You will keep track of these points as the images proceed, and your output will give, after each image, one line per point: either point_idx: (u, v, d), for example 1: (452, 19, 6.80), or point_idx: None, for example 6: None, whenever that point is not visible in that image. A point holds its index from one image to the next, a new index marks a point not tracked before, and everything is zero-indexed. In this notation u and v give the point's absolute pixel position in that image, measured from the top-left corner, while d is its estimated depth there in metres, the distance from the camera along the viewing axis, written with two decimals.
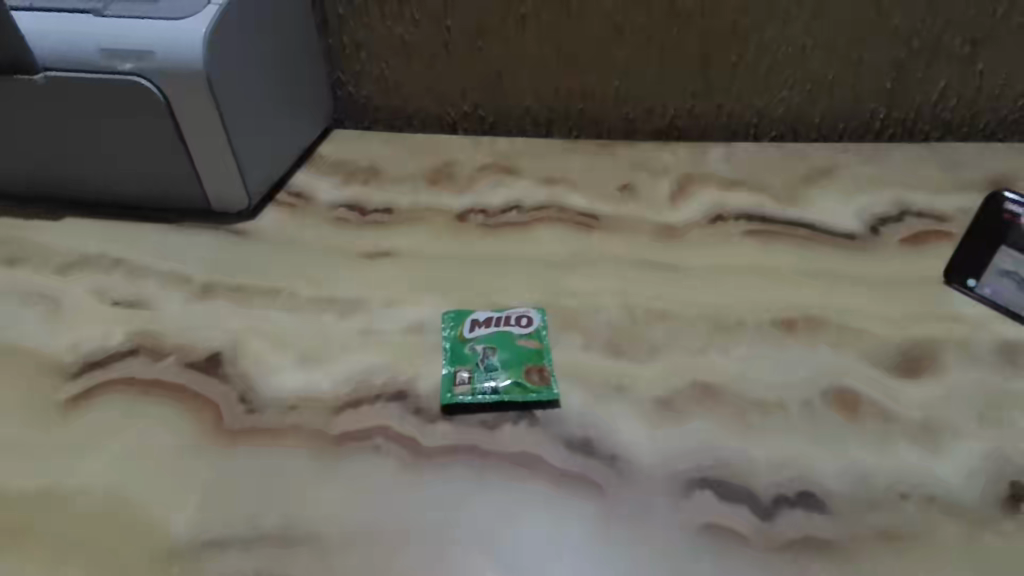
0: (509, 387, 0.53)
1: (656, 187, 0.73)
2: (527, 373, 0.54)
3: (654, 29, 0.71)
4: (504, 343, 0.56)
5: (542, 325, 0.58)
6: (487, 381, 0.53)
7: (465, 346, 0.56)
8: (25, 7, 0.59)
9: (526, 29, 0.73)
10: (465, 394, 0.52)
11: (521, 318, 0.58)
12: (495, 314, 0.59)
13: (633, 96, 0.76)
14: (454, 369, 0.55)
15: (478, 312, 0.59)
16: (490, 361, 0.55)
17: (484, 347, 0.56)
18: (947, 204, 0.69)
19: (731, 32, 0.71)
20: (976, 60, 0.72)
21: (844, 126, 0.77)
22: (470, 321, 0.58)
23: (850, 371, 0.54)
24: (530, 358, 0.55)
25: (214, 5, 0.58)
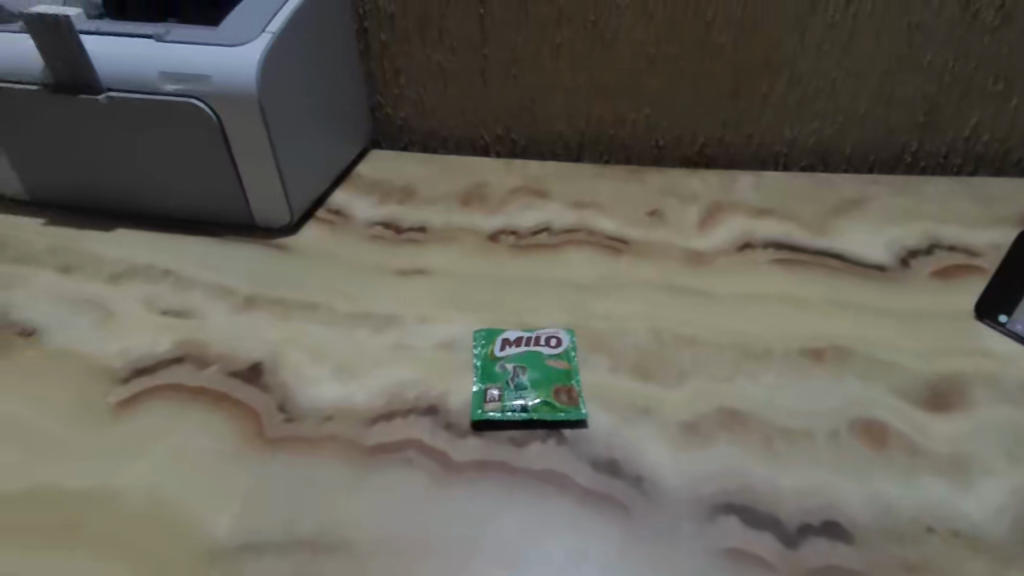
0: (538, 406, 0.54)
1: (684, 214, 0.74)
2: (556, 393, 0.55)
3: (686, 59, 0.73)
4: (533, 363, 0.58)
5: (571, 345, 0.59)
6: (516, 400, 0.55)
7: (495, 365, 0.58)
8: (91, 32, 0.63)
9: (560, 58, 0.75)
10: (495, 411, 0.54)
11: (550, 339, 0.60)
12: (525, 333, 0.60)
13: (664, 124, 0.78)
14: (484, 386, 0.56)
15: (508, 331, 0.61)
16: (520, 380, 0.56)
17: (514, 366, 0.57)
18: (979, 238, 0.69)
19: (764, 65, 0.72)
20: (1010, 96, 0.72)
21: (875, 157, 0.78)
22: (501, 339, 0.60)
23: (879, 404, 0.54)
24: (559, 378, 0.56)
25: (268, 32, 0.61)
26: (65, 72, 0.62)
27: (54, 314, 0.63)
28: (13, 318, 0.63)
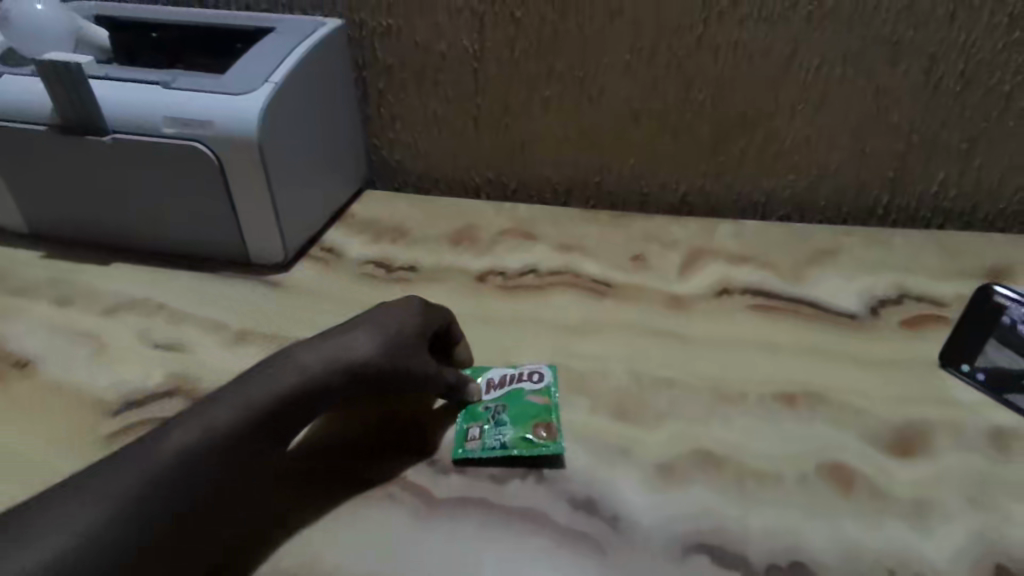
0: (516, 442, 0.56)
1: (665, 259, 0.77)
2: (535, 430, 0.57)
3: (667, 114, 0.77)
4: (515, 400, 0.59)
5: (552, 382, 0.61)
6: (496, 436, 0.56)
7: (479, 405, 0.59)
8: (100, 77, 0.66)
9: (548, 110, 0.79)
10: (476, 448, 0.55)
11: (533, 375, 0.61)
12: (509, 371, 0.62)
13: (648, 172, 0.81)
14: (467, 425, 0.58)
15: (493, 370, 0.63)
16: (501, 417, 0.58)
17: (496, 405, 0.59)
18: (945, 289, 0.72)
19: (741, 121, 0.76)
20: (974, 156, 0.75)
21: (848, 209, 0.81)
22: (485, 379, 0.61)
23: (847, 449, 0.57)
24: (539, 415, 0.58)
25: (270, 83, 0.64)
26: (71, 113, 0.65)
27: (48, 345, 0.65)
28: (9, 348, 0.65)
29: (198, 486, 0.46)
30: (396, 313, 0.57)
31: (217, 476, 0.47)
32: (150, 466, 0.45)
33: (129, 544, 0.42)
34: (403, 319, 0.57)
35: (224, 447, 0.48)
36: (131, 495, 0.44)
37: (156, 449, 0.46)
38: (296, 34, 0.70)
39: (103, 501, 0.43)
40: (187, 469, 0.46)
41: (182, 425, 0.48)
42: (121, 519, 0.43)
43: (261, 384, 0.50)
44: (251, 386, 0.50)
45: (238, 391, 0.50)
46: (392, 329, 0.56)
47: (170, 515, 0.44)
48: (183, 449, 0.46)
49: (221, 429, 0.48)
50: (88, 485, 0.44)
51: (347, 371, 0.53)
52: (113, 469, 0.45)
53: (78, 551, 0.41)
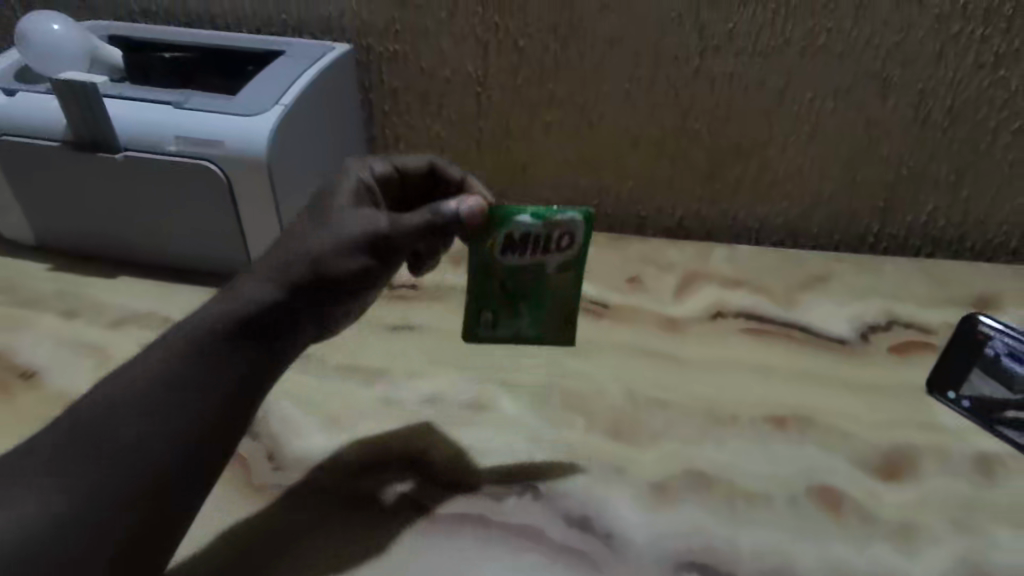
0: (529, 330, 0.57)
1: (661, 282, 0.79)
2: (552, 320, 0.57)
3: (665, 140, 0.79)
4: (536, 281, 0.55)
5: (582, 250, 0.54)
6: (509, 323, 0.57)
7: (495, 282, 0.55)
8: (115, 96, 0.68)
9: (550, 134, 0.81)
10: (486, 333, 0.57)
11: (562, 243, 0.53)
12: (534, 233, 0.53)
13: (645, 197, 0.84)
14: (480, 303, 0.56)
15: (515, 226, 0.53)
16: (517, 304, 0.56)
17: (515, 284, 0.55)
18: (934, 317, 0.74)
19: (737, 150, 0.78)
20: (961, 188, 0.77)
21: (840, 237, 0.83)
22: (502, 243, 0.53)
23: (835, 472, 0.58)
24: (558, 299, 0.56)
25: (281, 105, 0.66)
26: (85, 131, 0.67)
27: (54, 356, 0.66)
28: (16, 359, 0.66)
29: (128, 461, 0.45)
30: (345, 191, 0.55)
31: (151, 450, 0.46)
32: (80, 442, 0.45)
33: (62, 531, 0.43)
34: (355, 193, 0.55)
35: (154, 416, 0.47)
36: (61, 479, 0.44)
37: (85, 424, 0.46)
38: (307, 59, 0.72)
39: (35, 488, 0.44)
40: (115, 443, 0.45)
41: (110, 397, 0.47)
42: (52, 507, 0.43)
43: (192, 327, 0.49)
44: (180, 336, 0.49)
45: (172, 341, 0.49)
46: (338, 218, 0.52)
47: (103, 497, 0.44)
48: (112, 420, 0.46)
49: (149, 397, 0.47)
50: (21, 466, 0.45)
51: (289, 284, 0.50)
52: (46, 449, 0.45)
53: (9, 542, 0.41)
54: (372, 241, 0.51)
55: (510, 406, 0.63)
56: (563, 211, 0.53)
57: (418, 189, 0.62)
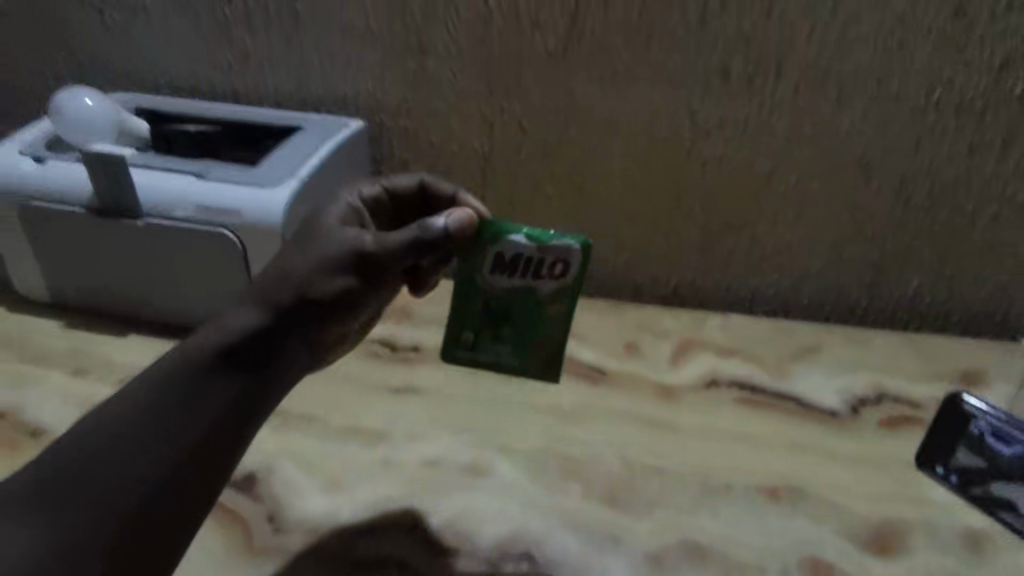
0: (506, 357, 0.60)
1: (657, 349, 0.81)
2: (533, 351, 0.60)
3: (659, 215, 0.82)
4: (521, 307, 0.59)
5: (570, 283, 0.58)
6: (488, 347, 0.61)
7: (482, 301, 0.59)
8: (140, 167, 0.72)
9: (550, 207, 0.83)
10: (465, 354, 0.61)
11: (552, 270, 0.57)
12: (524, 258, 0.57)
13: (641, 266, 0.86)
14: (464, 321, 0.60)
15: (506, 247, 0.57)
16: (500, 329, 0.60)
17: (499, 307, 0.59)
18: (921, 391, 0.76)
19: (729, 226, 0.81)
20: (946, 267, 0.80)
21: (830, 309, 0.85)
22: (493, 263, 0.58)
23: (827, 545, 0.59)
24: (539, 331, 0.59)
25: (297, 179, 0.70)
26: (109, 198, 0.70)
27: (63, 415, 0.68)
28: (25, 417, 0.67)
29: (105, 491, 0.45)
30: (332, 215, 0.59)
31: (124, 489, 0.46)
32: (60, 475, 0.46)
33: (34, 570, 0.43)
34: (343, 217, 0.60)
35: (130, 451, 0.47)
36: (40, 515, 0.45)
37: (67, 455, 0.46)
38: (323, 134, 0.76)
39: (17, 524, 0.44)
40: (92, 479, 0.46)
41: (92, 431, 0.47)
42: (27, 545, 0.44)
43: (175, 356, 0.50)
44: (164, 365, 0.50)
45: (155, 370, 0.50)
46: (326, 238, 0.55)
47: (76, 535, 0.44)
48: (90, 453, 0.46)
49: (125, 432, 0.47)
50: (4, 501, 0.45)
51: (274, 305, 0.53)
52: (28, 484, 0.46)
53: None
54: (355, 257, 0.54)
55: (507, 471, 0.65)
56: (559, 237, 0.57)
57: (412, 210, 0.65)
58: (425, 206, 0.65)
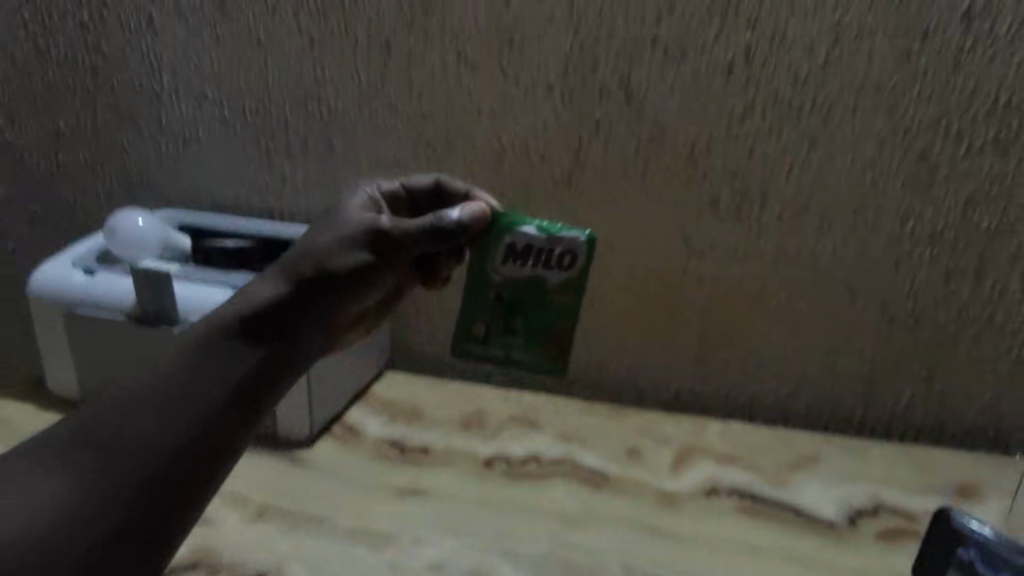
0: (517, 350, 0.62)
1: (658, 456, 0.83)
2: (544, 345, 0.61)
3: (658, 326, 0.86)
4: (532, 299, 0.60)
5: (579, 272, 0.60)
6: (499, 339, 0.62)
7: (493, 292, 0.61)
8: (181, 277, 0.78)
9: None
10: (477, 347, 0.63)
11: (562, 260, 0.59)
12: (536, 247, 0.60)
13: (642, 374, 0.89)
14: (476, 314, 0.62)
15: (518, 236, 0.60)
16: (512, 321, 0.61)
17: (510, 298, 0.61)
18: (917, 504, 0.78)
19: (725, 338, 0.85)
20: (935, 382, 0.83)
21: (828, 419, 0.87)
22: (505, 253, 0.60)
23: None
24: (550, 323, 0.61)
25: None
26: (151, 307, 0.76)
27: None
28: None
29: (123, 452, 0.42)
30: (358, 203, 0.61)
31: (153, 441, 0.42)
32: (87, 435, 0.43)
33: (59, 522, 0.40)
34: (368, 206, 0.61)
35: (157, 406, 0.44)
36: (63, 471, 0.41)
37: (89, 416, 0.43)
38: None
39: (38, 480, 0.41)
40: (119, 431, 0.43)
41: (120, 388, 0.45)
42: (52, 498, 0.40)
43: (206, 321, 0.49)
44: (195, 331, 0.48)
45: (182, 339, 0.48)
46: (345, 225, 0.57)
47: (101, 487, 0.41)
48: (119, 413, 0.43)
49: (156, 385, 0.45)
50: (26, 459, 0.42)
51: (297, 278, 0.53)
52: (53, 439, 0.43)
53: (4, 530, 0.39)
54: (376, 236, 0.57)
55: None
56: (568, 229, 0.59)
57: (430, 206, 0.67)
58: (442, 203, 0.66)
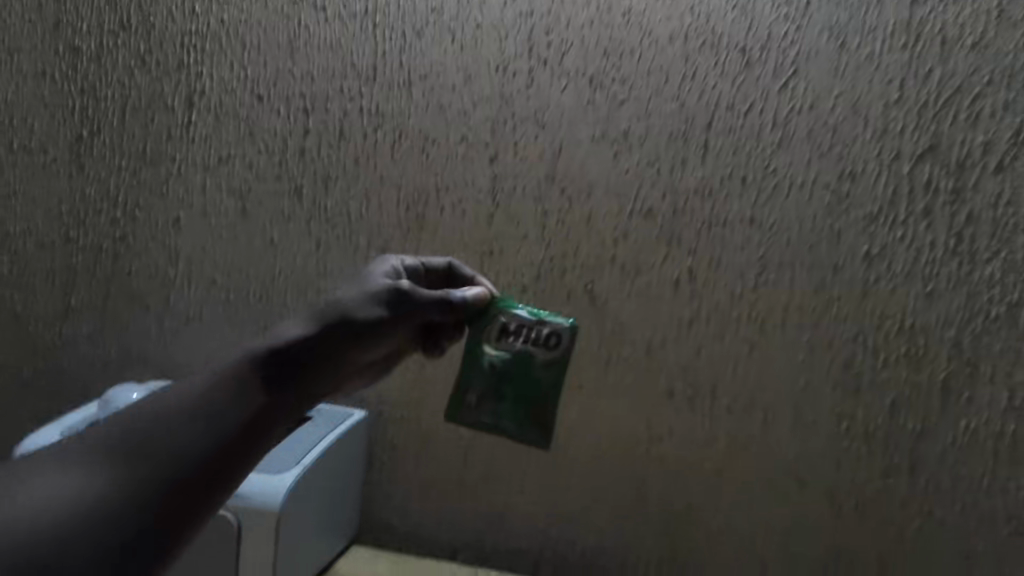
0: (506, 418, 0.64)
1: None
2: (532, 416, 0.63)
3: (624, 504, 0.89)
4: (521, 371, 0.64)
5: (564, 353, 0.64)
6: (489, 407, 0.64)
7: (486, 364, 0.64)
8: None
9: (525, 490, 0.91)
10: (468, 415, 0.64)
11: (548, 341, 0.64)
12: (526, 327, 0.65)
13: (610, 553, 0.90)
14: (469, 382, 0.65)
15: (508, 316, 0.65)
16: (502, 390, 0.64)
17: (502, 371, 0.64)
18: None
19: (689, 517, 0.88)
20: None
21: None
22: (499, 330, 0.65)
23: None
24: (539, 396, 0.64)
25: (301, 463, 0.78)
26: None
27: None
28: None
29: (150, 465, 0.42)
30: (384, 267, 0.62)
31: (163, 474, 0.42)
32: (120, 441, 0.43)
33: (82, 522, 0.40)
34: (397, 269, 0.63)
35: (169, 437, 0.43)
36: (92, 472, 0.42)
37: (122, 422, 0.44)
38: (327, 423, 0.87)
39: (69, 480, 0.41)
40: (144, 446, 0.43)
41: (145, 404, 0.45)
42: (77, 500, 0.41)
43: (233, 355, 0.48)
44: (229, 358, 0.48)
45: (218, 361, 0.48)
46: (365, 284, 0.56)
47: (124, 495, 0.41)
48: (154, 423, 0.44)
49: (177, 411, 0.44)
50: (62, 454, 0.43)
51: (322, 320, 0.51)
52: (91, 438, 0.43)
53: (7, 534, 0.39)
54: (397, 296, 0.56)
55: None
56: (554, 317, 0.65)
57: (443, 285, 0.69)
58: (452, 283, 0.69)
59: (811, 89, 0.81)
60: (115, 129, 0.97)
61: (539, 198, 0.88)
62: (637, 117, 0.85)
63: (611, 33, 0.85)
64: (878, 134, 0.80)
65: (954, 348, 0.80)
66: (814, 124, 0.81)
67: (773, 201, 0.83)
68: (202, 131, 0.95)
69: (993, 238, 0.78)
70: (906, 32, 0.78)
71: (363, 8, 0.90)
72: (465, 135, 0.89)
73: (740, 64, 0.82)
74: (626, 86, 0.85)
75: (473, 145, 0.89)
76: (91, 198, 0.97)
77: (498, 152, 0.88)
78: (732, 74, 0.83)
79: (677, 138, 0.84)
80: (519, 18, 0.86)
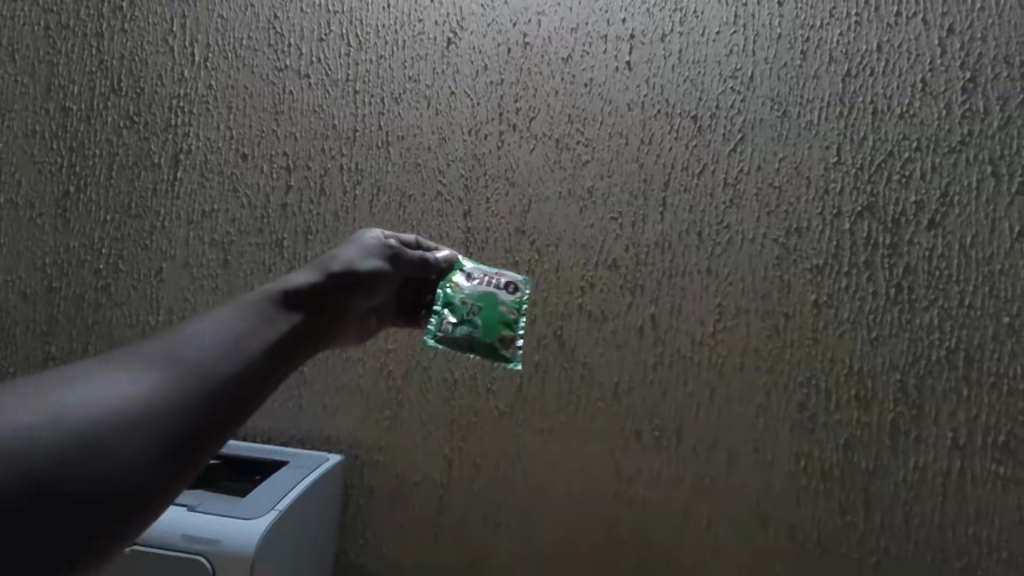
0: (479, 342, 0.69)
1: None
2: (501, 339, 0.69)
3: (597, 543, 0.91)
4: (488, 304, 0.70)
5: (523, 295, 0.72)
6: (465, 330, 0.69)
7: (457, 298, 0.70)
8: None
9: (500, 530, 0.93)
10: (446, 338, 0.69)
11: (508, 285, 0.72)
12: (487, 275, 0.72)
13: None
14: (443, 313, 0.69)
15: (470, 268, 0.73)
16: (473, 317, 0.69)
17: (472, 304, 0.70)
18: None
19: (658, 555, 0.90)
20: None
21: None
22: (464, 276, 0.72)
23: None
24: (505, 325, 0.70)
25: (275, 509, 0.78)
26: None
27: None
28: None
29: (191, 377, 0.39)
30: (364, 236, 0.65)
31: (207, 382, 0.40)
32: (158, 358, 0.40)
33: (130, 426, 0.36)
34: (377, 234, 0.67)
35: (202, 358, 0.41)
36: (134, 382, 0.38)
37: (153, 347, 0.41)
38: (301, 471, 0.88)
39: (107, 389, 0.37)
40: (183, 359, 0.40)
41: (174, 332, 0.42)
42: (124, 404, 0.36)
43: (253, 296, 0.48)
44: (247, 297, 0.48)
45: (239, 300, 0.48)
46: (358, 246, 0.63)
47: (173, 400, 0.38)
48: (188, 343, 0.41)
49: (212, 333, 0.43)
50: (86, 371, 0.38)
51: (330, 274, 0.56)
52: (118, 361, 0.39)
53: (46, 438, 0.33)
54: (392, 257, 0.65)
55: None
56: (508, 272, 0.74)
57: None
58: None
59: (758, 153, 0.89)
60: (101, 184, 1.00)
61: (509, 249, 0.93)
62: (601, 176, 0.92)
63: (575, 101, 0.93)
64: (820, 194, 0.88)
65: (899, 389, 0.85)
66: (761, 185, 0.89)
67: (728, 254, 0.90)
68: (186, 188, 0.99)
69: (929, 287, 0.85)
70: (840, 104, 0.87)
71: (346, 77, 0.97)
72: (440, 192, 0.94)
73: (693, 130, 0.90)
74: (590, 147, 0.92)
75: (447, 201, 0.94)
76: (75, 248, 1.00)
77: (471, 208, 0.94)
78: (685, 138, 0.91)
79: (637, 196, 0.91)
80: (489, 87, 0.94)
